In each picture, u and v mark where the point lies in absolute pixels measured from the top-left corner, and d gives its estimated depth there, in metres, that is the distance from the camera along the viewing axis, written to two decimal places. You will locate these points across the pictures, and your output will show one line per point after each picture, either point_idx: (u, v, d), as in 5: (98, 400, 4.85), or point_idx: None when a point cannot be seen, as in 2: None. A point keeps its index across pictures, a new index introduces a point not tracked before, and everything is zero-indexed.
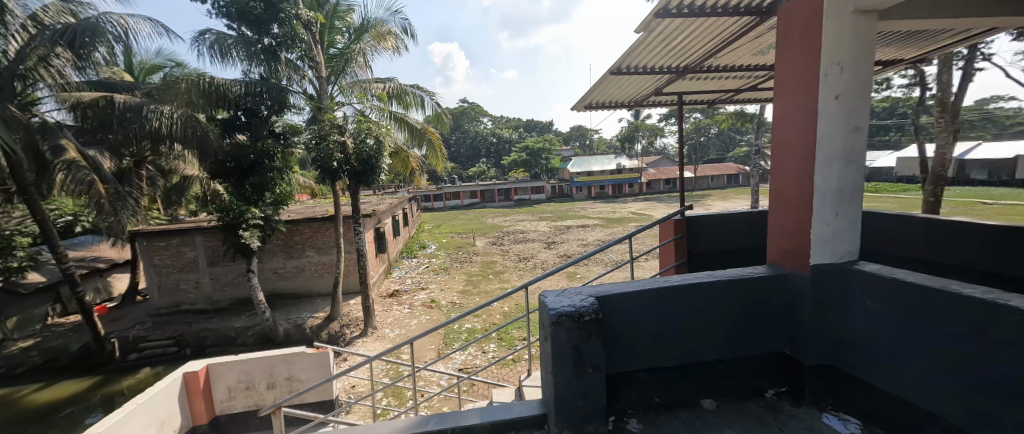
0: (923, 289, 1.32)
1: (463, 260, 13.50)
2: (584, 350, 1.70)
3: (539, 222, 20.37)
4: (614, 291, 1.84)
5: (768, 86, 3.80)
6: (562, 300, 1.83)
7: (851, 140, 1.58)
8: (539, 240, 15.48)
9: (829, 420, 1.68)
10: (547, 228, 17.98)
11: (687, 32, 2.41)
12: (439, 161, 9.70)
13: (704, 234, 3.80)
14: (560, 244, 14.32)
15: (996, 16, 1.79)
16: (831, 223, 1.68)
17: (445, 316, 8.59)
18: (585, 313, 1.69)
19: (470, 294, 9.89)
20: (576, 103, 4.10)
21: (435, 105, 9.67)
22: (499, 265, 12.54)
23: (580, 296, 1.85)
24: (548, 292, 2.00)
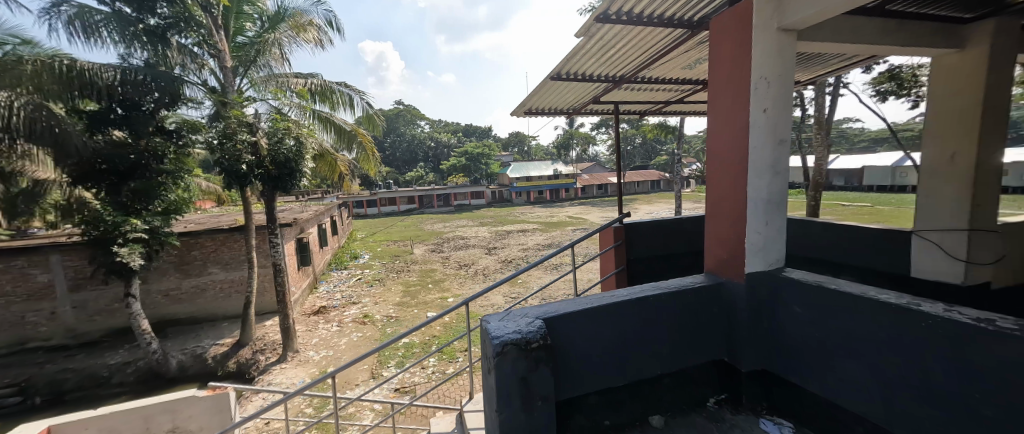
0: (845, 296, 1.39)
1: (401, 269, 12.53)
2: (531, 381, 1.50)
3: (481, 227, 20.02)
4: (563, 310, 1.67)
5: (692, 100, 4.11)
6: (507, 325, 1.61)
7: (778, 152, 1.65)
8: (481, 246, 15.15)
9: (766, 426, 1.71)
10: (490, 234, 17.73)
11: (625, 41, 2.41)
12: (371, 165, 9.03)
13: (641, 239, 3.95)
14: (502, 250, 14.18)
15: (885, 43, 2.01)
16: (762, 232, 1.74)
17: (380, 331, 7.72)
18: (532, 339, 1.49)
19: (408, 306, 9.11)
20: (517, 108, 3.96)
21: (367, 105, 8.84)
22: (439, 273, 11.88)
23: (526, 318, 1.65)
24: (491, 315, 1.76)
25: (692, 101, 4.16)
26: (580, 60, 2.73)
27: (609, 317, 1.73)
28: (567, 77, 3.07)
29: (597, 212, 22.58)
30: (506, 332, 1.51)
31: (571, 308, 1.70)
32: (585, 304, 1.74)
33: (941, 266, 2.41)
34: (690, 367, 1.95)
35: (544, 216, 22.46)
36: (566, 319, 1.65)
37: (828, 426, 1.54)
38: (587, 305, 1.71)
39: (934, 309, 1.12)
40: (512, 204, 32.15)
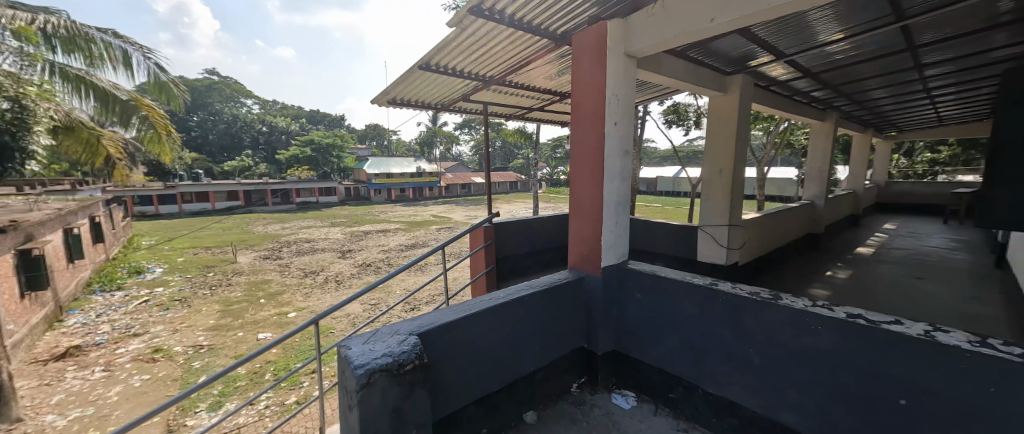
0: (672, 282, 1.72)
1: (219, 283, 8.52)
2: (406, 410, 1.22)
3: (331, 229, 16.92)
4: (440, 322, 1.46)
5: (550, 109, 4.53)
6: (373, 347, 1.28)
7: (623, 160, 1.92)
8: (331, 250, 12.74)
9: (617, 399, 1.99)
10: (343, 236, 15.18)
11: (495, 41, 2.37)
12: (161, 146, 7.01)
13: (507, 239, 4.11)
14: (358, 252, 12.30)
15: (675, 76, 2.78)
16: (612, 230, 1.98)
17: (184, 366, 4.65)
18: (407, 360, 1.22)
19: (229, 330, 5.78)
20: (378, 96, 3.39)
21: (155, 65, 6.16)
22: (276, 284, 8.48)
23: (396, 335, 1.36)
24: (352, 338, 1.38)
25: (550, 110, 4.59)
26: (451, 52, 2.52)
27: (490, 322, 1.62)
28: (436, 70, 2.80)
29: (461, 209, 22.66)
30: (372, 357, 1.19)
31: (449, 317, 1.51)
32: (466, 310, 1.58)
33: (707, 246, 3.88)
34: (558, 359, 2.02)
35: (407, 215, 20.98)
36: (444, 329, 1.46)
37: (659, 388, 1.88)
38: (466, 312, 1.55)
39: (727, 288, 1.52)
40: (369, 201, 28.73)
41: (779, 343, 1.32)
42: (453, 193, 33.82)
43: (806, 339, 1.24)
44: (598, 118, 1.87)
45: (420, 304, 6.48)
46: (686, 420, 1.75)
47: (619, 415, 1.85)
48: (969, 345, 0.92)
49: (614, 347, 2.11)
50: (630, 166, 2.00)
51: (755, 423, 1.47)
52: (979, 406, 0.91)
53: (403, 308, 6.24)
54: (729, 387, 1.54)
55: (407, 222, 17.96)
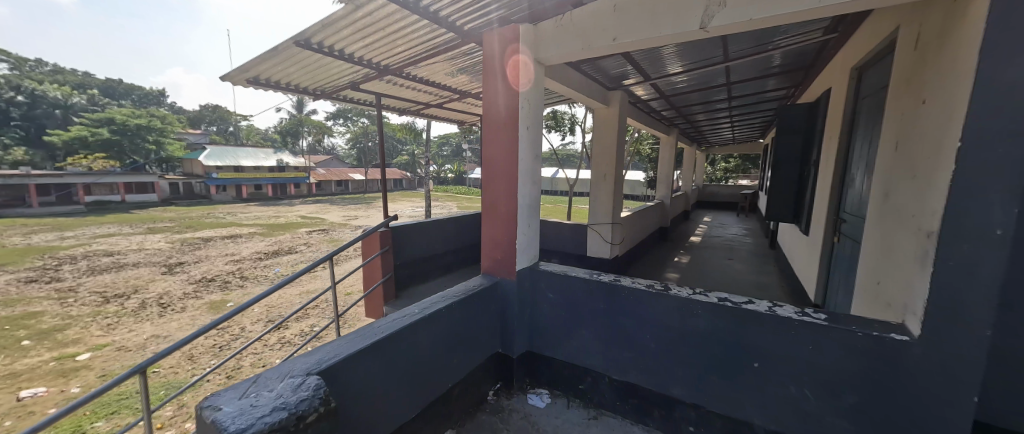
0: (581, 280, 1.81)
1: None
2: None
3: (143, 235, 12.37)
4: (347, 354, 1.18)
5: (449, 107, 4.34)
6: (252, 401, 0.93)
7: (533, 166, 1.96)
8: (141, 261, 9.24)
9: (533, 400, 1.96)
10: (164, 243, 11.27)
11: (397, 27, 2.08)
12: None
13: (406, 243, 3.77)
14: (192, 259, 9.30)
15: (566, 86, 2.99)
16: (525, 232, 1.99)
17: None
18: (308, 410, 0.92)
19: None
20: (232, 73, 2.60)
21: None
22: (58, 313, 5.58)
23: (285, 380, 1.03)
24: (214, 395, 0.98)
25: (448, 108, 4.41)
26: (340, 31, 2.11)
27: (407, 343, 1.40)
28: (320, 50, 2.31)
29: (339, 209, 19.74)
30: (254, 416, 0.86)
31: (358, 345, 1.23)
32: (376, 334, 1.32)
33: (594, 242, 4.40)
34: (475, 370, 1.86)
35: (265, 216, 17.05)
36: (351, 362, 1.18)
37: (570, 382, 1.94)
38: (378, 335, 1.30)
39: (628, 282, 1.69)
40: (208, 201, 22.32)
41: (671, 328, 1.53)
42: (331, 192, 29.44)
43: (690, 322, 1.47)
44: (512, 121, 1.85)
45: (287, 313, 5.23)
46: (594, 407, 1.85)
47: (538, 415, 1.81)
48: (796, 315, 1.24)
49: (527, 348, 2.10)
50: (540, 169, 2.06)
51: (650, 400, 1.66)
52: (801, 359, 1.23)
53: (267, 323, 4.90)
54: (630, 372, 1.70)
55: (266, 224, 14.58)
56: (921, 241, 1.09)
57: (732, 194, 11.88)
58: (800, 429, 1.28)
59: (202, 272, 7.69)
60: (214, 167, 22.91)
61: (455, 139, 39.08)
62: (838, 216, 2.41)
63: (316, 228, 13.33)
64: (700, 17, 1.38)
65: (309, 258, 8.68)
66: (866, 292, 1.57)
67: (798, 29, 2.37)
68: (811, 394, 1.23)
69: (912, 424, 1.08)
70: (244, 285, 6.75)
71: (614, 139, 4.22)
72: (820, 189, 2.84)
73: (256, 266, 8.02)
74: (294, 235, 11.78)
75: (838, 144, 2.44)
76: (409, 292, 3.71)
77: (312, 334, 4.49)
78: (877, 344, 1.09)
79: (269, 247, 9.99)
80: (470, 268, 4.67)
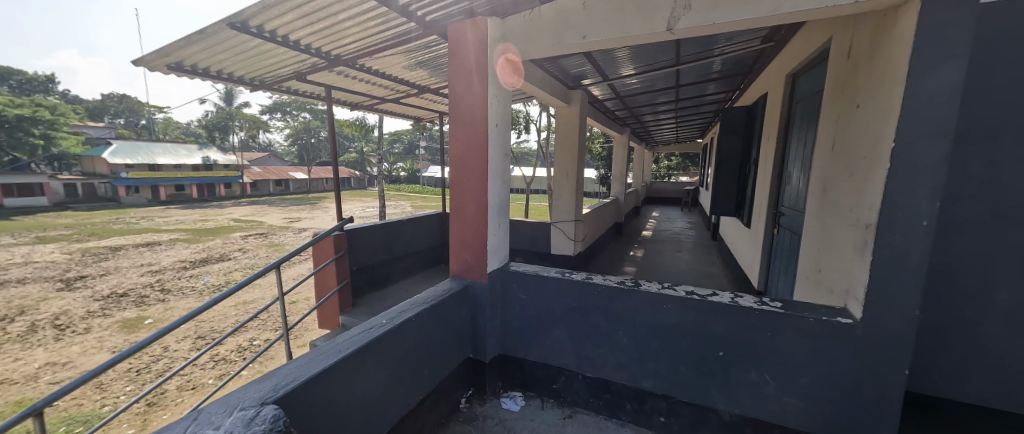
0: (553, 279, 1.80)
1: None
2: None
3: (23, 245, 10.21)
4: (308, 376, 1.04)
5: (406, 102, 4.12)
6: None
7: (502, 164, 1.92)
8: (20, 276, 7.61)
9: (507, 403, 1.89)
10: (52, 253, 9.40)
11: (353, 13, 1.90)
12: None
13: (362, 247, 3.53)
14: (93, 271, 7.87)
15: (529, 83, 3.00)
16: (496, 234, 1.93)
17: None
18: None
19: None
20: (149, 58, 2.21)
21: None
22: None
23: (233, 414, 0.86)
24: None
25: (405, 103, 4.19)
26: (285, 15, 1.87)
27: (375, 357, 1.28)
28: (260, 34, 2.04)
29: (280, 211, 17.97)
30: None
31: (320, 366, 1.09)
32: (341, 351, 1.18)
33: (558, 239, 4.47)
34: (446, 379, 1.75)
35: (189, 220, 14.99)
36: (313, 385, 1.04)
37: (544, 382, 1.92)
38: (344, 352, 1.17)
39: (601, 280, 1.71)
40: (114, 205, 19.12)
41: (643, 322, 1.58)
42: (271, 192, 26.79)
43: (661, 316, 1.53)
44: (480, 119, 1.79)
45: (221, 327, 4.64)
46: (569, 405, 1.85)
47: (514, 419, 1.76)
48: (756, 305, 1.37)
49: (498, 351, 2.03)
50: (509, 169, 2.02)
51: (623, 394, 1.70)
52: (761, 344, 1.36)
53: (198, 339, 4.32)
54: (603, 369, 1.73)
55: (190, 229, 12.81)
56: (862, 231, 1.25)
57: (677, 190, 12.86)
58: (759, 408, 1.41)
59: (109, 287, 6.56)
60: (122, 165, 19.71)
61: (410, 136, 37.56)
62: (776, 210, 2.68)
63: (252, 232, 12.00)
64: (667, 19, 1.42)
65: (246, 266, 7.79)
66: (807, 278, 1.85)
67: (739, 37, 2.61)
68: (768, 375, 1.37)
69: (849, 395, 1.26)
70: (166, 299, 5.88)
71: (575, 137, 4.30)
72: (759, 185, 3.15)
73: (179, 277, 7.01)
74: (227, 241, 10.50)
75: (775, 145, 2.72)
76: (367, 299, 3.47)
77: (254, 349, 4.02)
78: (824, 328, 1.25)
79: (195, 255, 8.79)
80: (433, 270, 4.51)
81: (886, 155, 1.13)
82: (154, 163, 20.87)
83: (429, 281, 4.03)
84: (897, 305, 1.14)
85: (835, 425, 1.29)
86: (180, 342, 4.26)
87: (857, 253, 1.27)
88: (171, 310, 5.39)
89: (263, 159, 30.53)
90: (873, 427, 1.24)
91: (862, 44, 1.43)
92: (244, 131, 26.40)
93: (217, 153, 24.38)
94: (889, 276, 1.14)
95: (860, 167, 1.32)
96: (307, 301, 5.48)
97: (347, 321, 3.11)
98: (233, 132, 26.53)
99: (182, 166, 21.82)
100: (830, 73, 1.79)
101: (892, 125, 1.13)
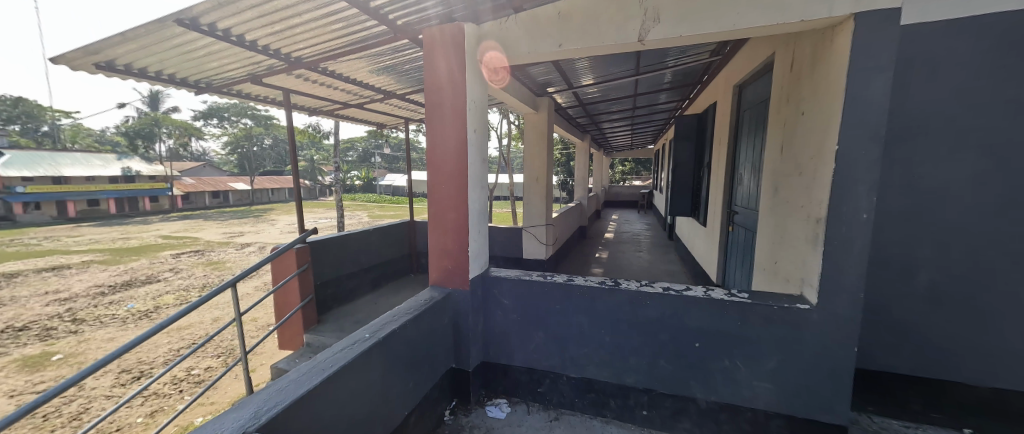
0: (536, 282, 1.80)
1: None
2: None
3: None
4: (291, 399, 0.96)
5: (369, 107, 3.97)
6: None
7: (480, 168, 1.92)
8: None
9: (493, 411, 1.86)
10: None
11: (320, 14, 1.81)
12: None
13: (326, 260, 3.32)
14: None
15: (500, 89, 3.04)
16: (477, 239, 1.91)
17: None
18: None
19: None
20: (72, 55, 1.94)
21: None
22: None
23: None
24: None
25: (369, 109, 4.03)
26: (245, 13, 1.74)
27: (357, 377, 1.20)
28: (212, 32, 1.87)
29: (218, 225, 16.37)
30: None
31: (303, 388, 1.01)
32: (322, 371, 1.11)
33: (529, 244, 4.50)
34: (429, 392, 1.68)
35: (105, 239, 13.18)
36: (296, 410, 0.96)
37: (528, 386, 1.91)
38: (327, 372, 1.10)
39: (582, 281, 1.74)
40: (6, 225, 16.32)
41: (624, 320, 1.63)
42: (208, 205, 24.36)
43: (640, 313, 1.59)
44: (460, 124, 1.77)
45: (152, 357, 4.10)
46: (554, 408, 1.86)
47: (501, 427, 1.73)
48: (726, 297, 1.47)
49: (481, 359, 2.00)
50: (486, 174, 2.02)
51: (606, 392, 1.74)
52: (732, 334, 1.47)
53: (123, 373, 3.78)
54: (587, 368, 1.76)
55: (106, 249, 11.24)
56: (812, 224, 1.41)
57: (633, 194, 13.54)
58: (732, 394, 1.52)
59: (2, 320, 5.56)
60: (19, 178, 16.95)
61: (365, 144, 36.17)
62: (730, 209, 2.92)
63: (185, 250, 10.79)
64: (638, 31, 1.52)
65: (180, 288, 6.98)
66: (764, 270, 2.04)
67: (691, 51, 2.83)
68: (740, 363, 1.48)
69: (809, 375, 1.40)
70: (80, 330, 5.10)
71: (543, 142, 4.38)
72: (713, 187, 3.42)
73: (96, 305, 6.12)
74: (154, 261, 9.34)
75: (727, 149, 2.97)
76: (334, 314, 3.27)
77: (193, 379, 3.59)
78: (786, 314, 1.38)
79: (115, 279, 7.72)
80: (401, 280, 4.35)
81: (830, 157, 1.30)
82: (61, 175, 18.11)
83: (400, 292, 3.88)
84: (844, 288, 1.30)
85: (797, 403, 1.43)
86: (99, 378, 3.70)
87: (810, 245, 1.42)
88: (87, 343, 4.68)
89: (198, 169, 27.71)
90: (828, 402, 1.39)
91: (804, 58, 1.62)
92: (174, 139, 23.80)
93: (140, 163, 21.71)
94: (837, 263, 1.30)
95: (808, 169, 1.49)
96: (256, 322, 5.03)
97: (312, 339, 2.90)
98: (162, 140, 23.83)
99: (95, 178, 19.20)
100: (776, 84, 1.99)
101: (834, 131, 1.29)
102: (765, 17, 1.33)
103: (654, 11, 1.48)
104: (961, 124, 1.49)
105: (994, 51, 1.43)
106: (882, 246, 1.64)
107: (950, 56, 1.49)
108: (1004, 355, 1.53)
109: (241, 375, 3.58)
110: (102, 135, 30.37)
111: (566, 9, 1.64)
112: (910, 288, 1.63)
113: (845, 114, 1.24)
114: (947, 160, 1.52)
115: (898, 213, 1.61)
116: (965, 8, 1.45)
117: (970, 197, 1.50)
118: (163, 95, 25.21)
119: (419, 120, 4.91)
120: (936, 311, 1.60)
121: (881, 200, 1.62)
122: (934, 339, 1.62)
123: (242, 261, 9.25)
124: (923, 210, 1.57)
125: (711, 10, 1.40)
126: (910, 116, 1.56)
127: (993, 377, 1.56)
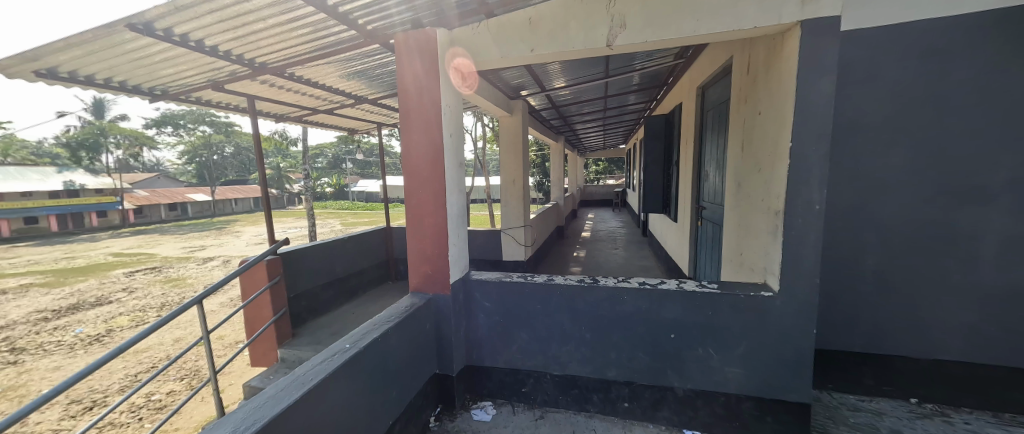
0: (518, 284, 1.81)
1: None
2: None
3: None
4: (273, 414, 0.93)
5: (340, 113, 3.87)
6: None
7: (457, 171, 1.93)
8: None
9: (479, 415, 1.85)
10: None
11: (286, 17, 1.74)
12: None
13: (300, 271, 3.21)
14: None
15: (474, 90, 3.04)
16: (455, 243, 1.90)
17: None
18: None
19: None
20: (6, 62, 1.78)
21: None
22: None
23: None
24: None
25: (339, 114, 3.92)
26: (204, 17, 1.66)
27: (340, 387, 1.18)
28: (167, 38, 1.76)
29: (176, 239, 15.36)
30: None
31: (286, 401, 0.99)
32: (303, 384, 1.08)
33: (509, 245, 4.53)
34: (412, 400, 1.65)
35: (45, 260, 12.03)
36: (277, 426, 0.93)
37: (513, 387, 1.92)
38: (307, 385, 1.07)
39: (561, 280, 1.77)
40: None
41: (604, 316, 1.68)
42: (165, 219, 22.80)
43: (619, 308, 1.65)
44: (435, 129, 1.77)
45: (106, 385, 3.81)
46: (539, 407, 1.88)
47: (487, 429, 1.73)
48: (697, 288, 1.56)
49: (465, 363, 1.99)
50: (463, 178, 2.02)
51: (589, 387, 1.78)
52: (705, 323, 1.54)
53: (72, 405, 3.49)
54: (569, 365, 1.79)
55: (49, 270, 10.28)
56: (772, 217, 1.51)
57: (607, 193, 13.90)
58: (707, 381, 1.60)
59: None
60: None
61: (336, 150, 35.10)
62: (699, 204, 3.06)
63: (140, 267, 10.02)
64: (606, 36, 1.57)
65: (137, 308, 6.51)
66: (731, 261, 2.14)
67: (656, 55, 2.95)
68: (713, 350, 1.56)
69: (775, 357, 1.49)
70: (20, 361, 4.64)
71: (518, 144, 4.40)
72: (681, 184, 3.57)
73: (38, 332, 5.58)
74: (104, 281, 8.63)
75: (694, 147, 3.10)
76: (309, 327, 3.14)
77: (153, 406, 3.36)
78: (752, 301, 1.47)
79: (59, 303, 7.09)
80: (379, 289, 4.24)
81: (785, 154, 1.39)
82: None
83: (378, 300, 3.79)
84: (802, 274, 1.41)
85: (765, 385, 1.53)
86: (44, 411, 3.39)
87: (771, 237, 1.52)
88: (28, 374, 4.27)
89: (151, 181, 25.90)
90: (793, 382, 1.49)
91: (759, 62, 1.73)
92: (124, 149, 22.09)
93: (83, 175, 19.99)
94: (796, 252, 1.40)
95: (766, 165, 1.59)
96: (225, 339, 4.79)
97: (287, 354, 2.79)
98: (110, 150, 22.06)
99: (32, 194, 17.71)
100: (734, 83, 2.11)
101: (787, 131, 1.39)
102: (723, 24, 1.41)
103: (621, 17, 1.54)
104: (897, 122, 1.65)
105: (924, 54, 1.59)
106: (835, 233, 1.78)
107: (886, 59, 1.65)
108: (943, 330, 1.69)
109: (208, 398, 3.39)
110: (38, 146, 27.76)
111: (536, 15, 1.68)
112: (859, 272, 1.78)
113: (798, 113, 1.34)
114: (886, 154, 1.68)
115: (845, 203, 1.75)
116: (896, 16, 1.61)
117: (907, 187, 1.66)
118: (108, 102, 23.35)
119: (392, 124, 4.82)
120: (883, 293, 1.76)
121: (832, 191, 1.76)
122: (884, 317, 1.77)
123: (204, 276, 8.73)
124: (868, 200, 1.72)
125: (674, 16, 1.47)
126: (851, 114, 1.71)
127: (932, 350, 1.72)
